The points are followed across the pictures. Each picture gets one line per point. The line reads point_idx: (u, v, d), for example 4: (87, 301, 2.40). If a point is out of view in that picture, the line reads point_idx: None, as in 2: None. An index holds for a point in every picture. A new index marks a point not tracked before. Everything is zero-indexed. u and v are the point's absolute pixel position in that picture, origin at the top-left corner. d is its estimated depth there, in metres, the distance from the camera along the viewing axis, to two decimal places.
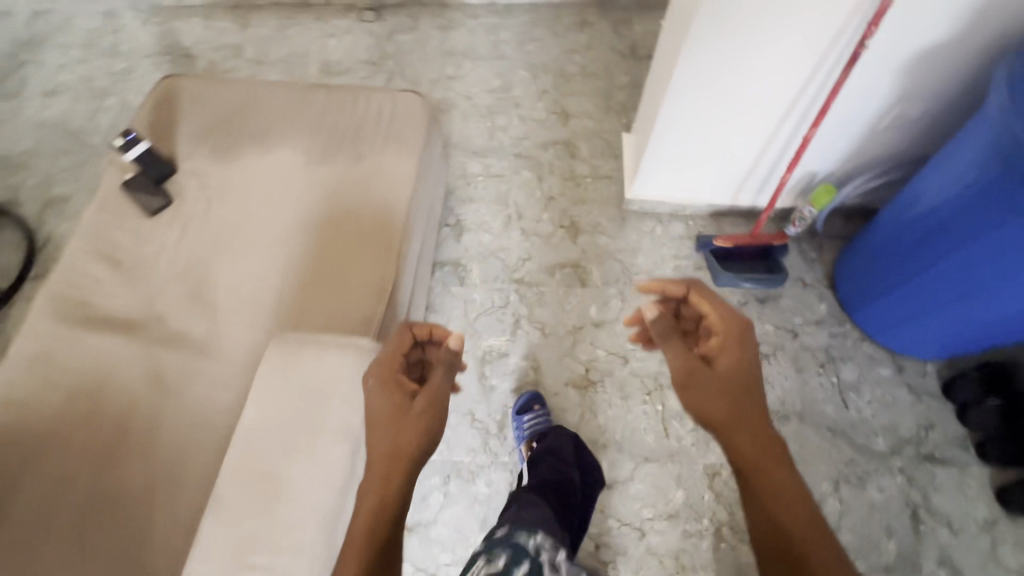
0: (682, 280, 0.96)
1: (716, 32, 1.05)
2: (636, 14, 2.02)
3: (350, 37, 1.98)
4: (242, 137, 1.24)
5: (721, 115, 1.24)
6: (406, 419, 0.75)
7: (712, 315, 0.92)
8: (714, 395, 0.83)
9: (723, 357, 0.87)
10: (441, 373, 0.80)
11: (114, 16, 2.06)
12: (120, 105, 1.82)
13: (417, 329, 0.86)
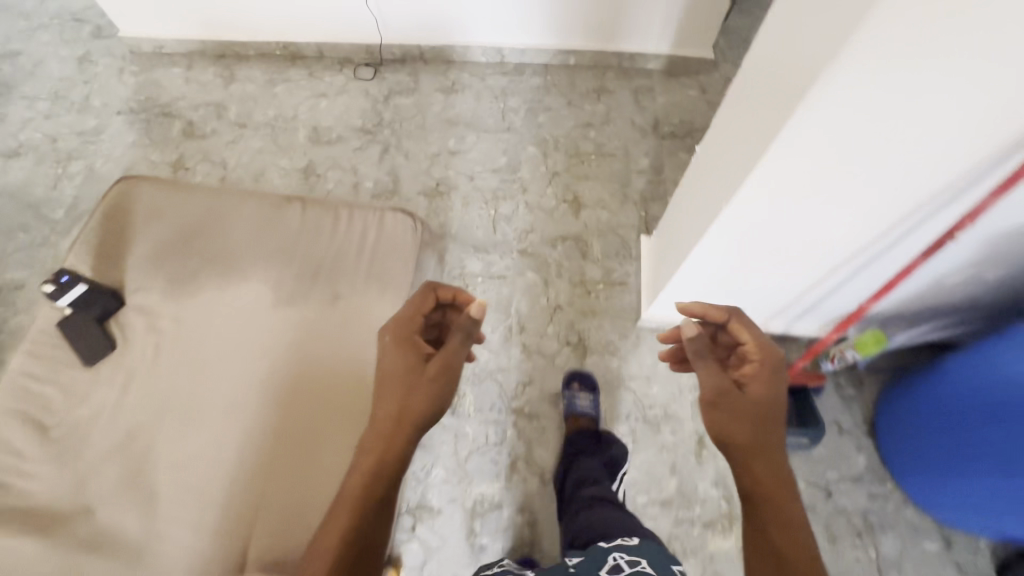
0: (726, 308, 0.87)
1: (773, 197, 0.87)
2: (660, 83, 1.83)
3: (344, 97, 1.80)
4: (202, 263, 1.07)
5: (758, 257, 1.06)
6: (417, 381, 0.78)
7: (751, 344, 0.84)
8: (741, 417, 0.77)
9: (758, 385, 0.80)
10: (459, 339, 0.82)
11: (87, 61, 1.88)
12: (87, 172, 1.65)
13: (441, 292, 0.87)
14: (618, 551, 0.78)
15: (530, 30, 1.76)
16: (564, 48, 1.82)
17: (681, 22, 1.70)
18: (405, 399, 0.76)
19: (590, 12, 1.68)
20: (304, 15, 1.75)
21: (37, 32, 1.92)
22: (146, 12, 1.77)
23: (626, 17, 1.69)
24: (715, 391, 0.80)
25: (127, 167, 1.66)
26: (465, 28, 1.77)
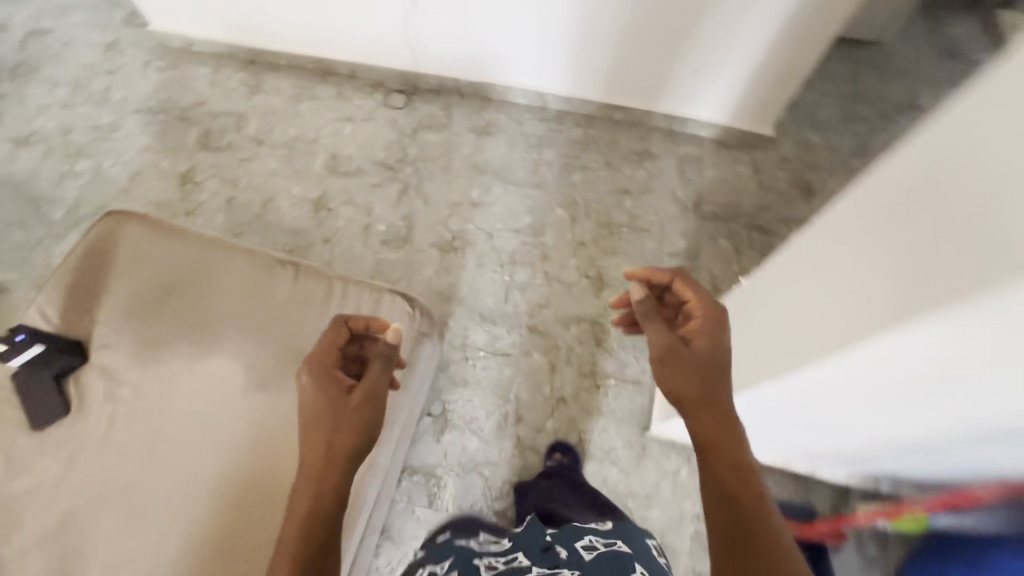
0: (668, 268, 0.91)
1: (828, 388, 0.75)
2: (709, 154, 1.68)
3: (370, 125, 1.69)
4: (177, 327, 0.98)
5: (772, 411, 0.94)
6: (346, 412, 0.79)
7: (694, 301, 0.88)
8: (689, 375, 0.80)
9: (702, 341, 0.83)
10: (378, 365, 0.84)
11: (114, 48, 1.81)
12: (94, 172, 1.58)
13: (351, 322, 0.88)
14: (592, 534, 0.95)
15: (578, 81, 1.62)
16: (613, 103, 1.67)
17: (744, 94, 1.55)
18: (331, 435, 0.77)
19: (646, 73, 1.54)
20: (339, 33, 1.64)
21: (70, 11, 1.85)
22: (178, 10, 1.68)
23: (685, 82, 1.54)
24: (662, 350, 0.83)
25: (135, 172, 1.58)
26: (510, 69, 1.64)
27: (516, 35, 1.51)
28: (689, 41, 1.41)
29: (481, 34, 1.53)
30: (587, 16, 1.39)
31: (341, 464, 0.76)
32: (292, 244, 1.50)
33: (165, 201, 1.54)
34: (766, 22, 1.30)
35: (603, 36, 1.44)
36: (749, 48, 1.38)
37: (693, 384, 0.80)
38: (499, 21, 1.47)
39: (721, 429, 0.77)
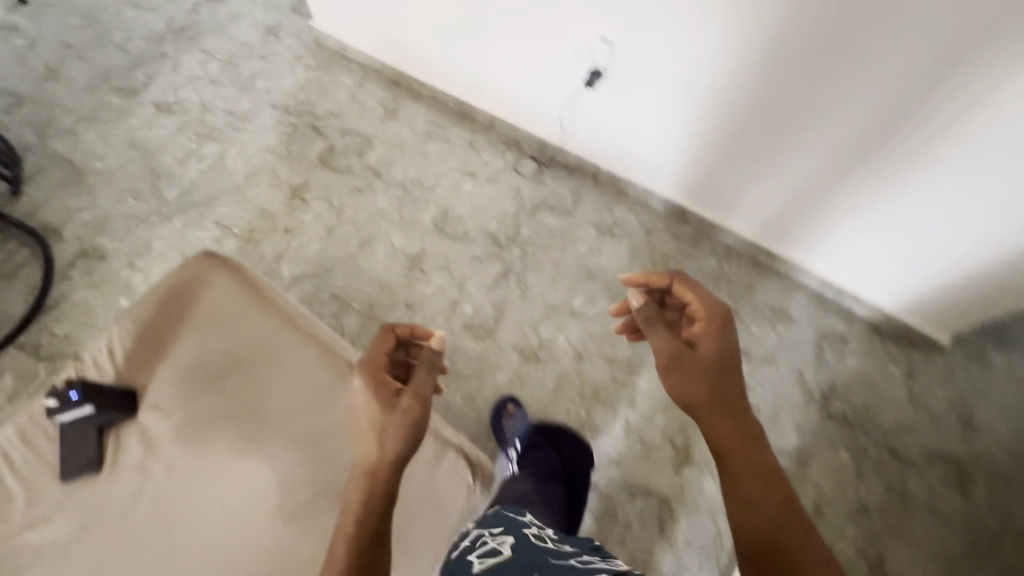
0: (667, 271, 0.89)
1: None
2: (862, 339, 1.40)
3: (491, 188, 1.56)
4: (227, 409, 0.90)
5: None
6: (393, 415, 0.78)
7: (695, 302, 0.87)
8: (697, 379, 0.80)
9: (708, 342, 0.83)
10: (425, 374, 0.83)
11: (273, 33, 1.80)
12: (216, 160, 1.57)
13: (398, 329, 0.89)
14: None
15: (724, 206, 1.42)
16: (756, 244, 1.45)
17: (915, 283, 1.28)
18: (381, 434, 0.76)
19: (805, 224, 1.31)
20: (489, 85, 1.53)
21: None
22: (345, 14, 1.64)
23: (845, 246, 1.30)
24: (668, 360, 0.82)
25: (252, 171, 1.55)
26: (653, 172, 1.46)
27: (672, 141, 1.33)
28: (873, 206, 1.18)
29: (638, 129, 1.36)
30: (764, 141, 1.20)
31: (388, 472, 0.75)
32: (375, 299, 1.41)
33: (270, 212, 1.50)
34: (958, 194, 1.06)
35: (771, 167, 1.24)
36: (931, 221, 1.13)
37: (704, 390, 0.80)
38: (660, 122, 1.30)
39: (734, 431, 0.76)
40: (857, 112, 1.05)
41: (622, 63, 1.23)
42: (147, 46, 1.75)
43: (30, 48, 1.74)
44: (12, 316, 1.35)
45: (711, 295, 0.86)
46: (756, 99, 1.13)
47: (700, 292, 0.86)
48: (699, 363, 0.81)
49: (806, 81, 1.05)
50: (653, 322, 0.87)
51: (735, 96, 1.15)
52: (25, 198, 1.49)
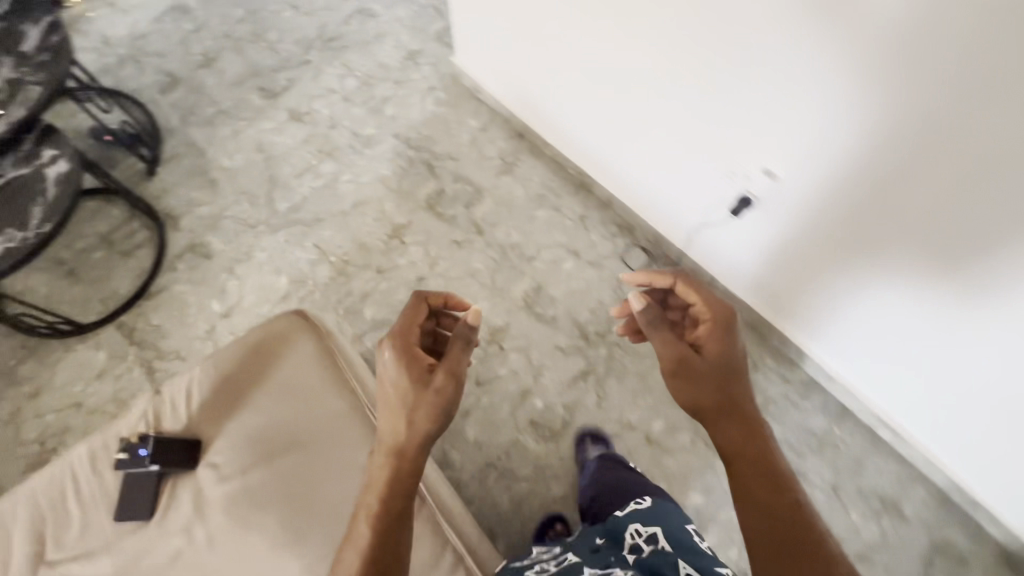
0: (669, 270, 0.87)
1: None
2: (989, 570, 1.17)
3: (592, 274, 1.46)
4: (275, 480, 0.88)
5: None
6: (422, 395, 0.77)
7: (698, 304, 0.85)
8: (700, 383, 0.77)
9: (713, 344, 0.80)
10: (460, 349, 0.81)
11: (411, 59, 1.79)
12: (330, 179, 1.58)
13: (431, 299, 0.87)
14: (635, 522, 0.86)
15: (828, 342, 1.23)
16: (876, 413, 1.25)
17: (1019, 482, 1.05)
18: (410, 416, 0.75)
19: (911, 378, 1.10)
20: (609, 158, 1.42)
21: (399, 5, 1.90)
22: (488, 59, 1.59)
23: (934, 412, 1.11)
24: (673, 363, 0.79)
25: (360, 200, 1.55)
26: (765, 290, 1.29)
27: (776, 250, 1.17)
28: (993, 376, 0.95)
29: (749, 235, 1.21)
30: (873, 267, 1.01)
31: (416, 452, 0.76)
32: None
33: (367, 246, 1.48)
34: None
35: (876, 299, 1.04)
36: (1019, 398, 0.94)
37: (709, 393, 0.77)
38: (762, 223, 1.15)
39: (738, 434, 0.74)
40: (977, 262, 0.85)
41: (728, 153, 1.09)
42: (295, 50, 1.81)
43: (195, 32, 1.84)
44: (118, 293, 1.42)
45: (714, 296, 0.83)
46: (822, 215, 1.02)
47: (701, 293, 0.83)
48: (704, 365, 0.78)
49: (929, 212, 0.86)
50: (657, 323, 0.83)
51: (843, 211, 0.98)
52: (156, 180, 1.57)
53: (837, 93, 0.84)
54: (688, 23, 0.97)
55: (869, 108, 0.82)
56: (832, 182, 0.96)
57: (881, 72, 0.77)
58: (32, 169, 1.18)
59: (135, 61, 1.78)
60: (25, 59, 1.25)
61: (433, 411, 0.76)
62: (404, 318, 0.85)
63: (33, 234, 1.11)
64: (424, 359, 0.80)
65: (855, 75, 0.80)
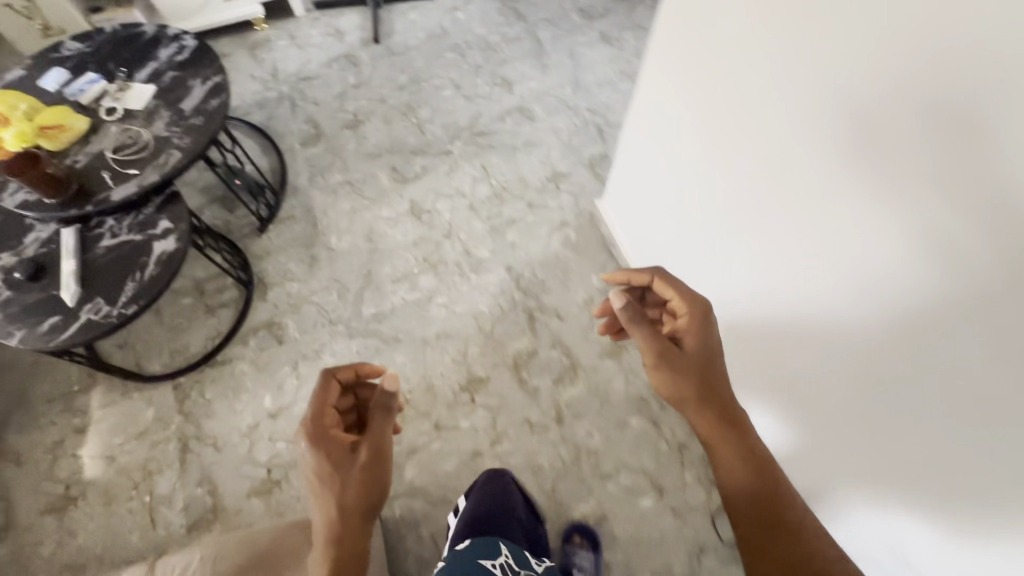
0: (648, 269, 0.96)
1: None
2: None
3: (669, 525, 1.21)
4: None
5: None
6: (349, 474, 0.78)
7: (676, 299, 0.93)
8: (683, 374, 0.85)
9: (691, 338, 0.89)
10: (380, 418, 0.83)
11: (553, 182, 1.63)
12: (425, 296, 1.46)
13: (342, 374, 0.88)
14: None
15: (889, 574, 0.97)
16: None
17: None
18: (338, 496, 0.76)
19: None
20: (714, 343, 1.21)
21: (560, 114, 1.75)
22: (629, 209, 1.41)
23: None
24: (659, 356, 0.86)
25: (445, 332, 1.41)
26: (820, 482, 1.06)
27: (840, 439, 0.94)
28: None
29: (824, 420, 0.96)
30: (938, 477, 0.74)
31: (351, 529, 0.76)
32: None
33: (436, 391, 1.34)
34: None
35: (953, 528, 0.75)
36: None
37: (692, 382, 0.85)
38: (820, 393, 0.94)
39: (721, 421, 0.84)
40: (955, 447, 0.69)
41: (777, 279, 0.92)
42: (441, 135, 1.72)
43: (355, 86, 1.81)
44: (188, 350, 1.40)
45: (689, 291, 0.92)
46: (828, 359, 0.89)
47: (678, 289, 0.92)
48: (683, 357, 0.86)
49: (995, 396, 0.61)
50: (637, 321, 0.87)
51: (872, 383, 0.80)
52: (264, 239, 1.54)
53: (850, 227, 0.72)
54: (712, 113, 0.95)
55: (851, 240, 0.73)
56: (875, 336, 0.76)
57: (885, 213, 0.66)
58: (143, 238, 1.15)
59: (291, 101, 1.78)
60: (180, 119, 1.25)
61: (364, 487, 0.78)
62: (316, 398, 0.84)
63: (116, 312, 1.08)
64: (344, 440, 0.81)
65: (878, 206, 0.67)
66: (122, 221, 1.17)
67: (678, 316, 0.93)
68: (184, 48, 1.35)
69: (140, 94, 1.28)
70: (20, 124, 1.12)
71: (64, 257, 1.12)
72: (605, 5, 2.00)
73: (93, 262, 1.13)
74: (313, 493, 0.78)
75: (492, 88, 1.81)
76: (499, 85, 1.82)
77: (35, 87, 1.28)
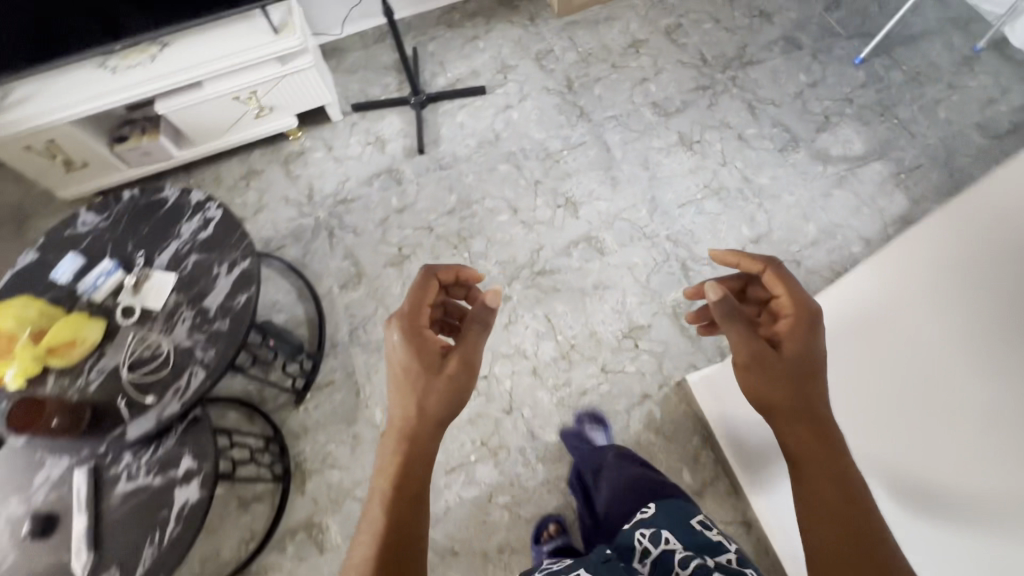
0: (761, 258, 0.81)
1: None
2: None
3: None
4: None
5: None
6: (434, 380, 0.75)
7: (783, 297, 0.79)
8: (779, 382, 0.72)
9: (791, 342, 0.75)
10: (476, 331, 0.79)
11: (629, 338, 1.39)
12: (485, 492, 1.25)
13: (442, 272, 0.86)
14: (642, 530, 0.77)
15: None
16: None
17: None
18: (419, 400, 0.74)
19: None
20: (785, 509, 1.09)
21: (636, 246, 1.50)
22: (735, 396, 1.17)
23: None
24: (750, 354, 0.74)
25: (509, 544, 1.20)
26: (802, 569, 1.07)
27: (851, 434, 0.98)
28: None
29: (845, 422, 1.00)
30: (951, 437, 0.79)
31: (427, 435, 0.73)
32: None
33: None
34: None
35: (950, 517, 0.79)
36: None
37: (780, 390, 0.72)
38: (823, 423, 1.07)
39: (811, 438, 0.70)
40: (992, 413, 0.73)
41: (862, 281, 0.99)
42: (497, 274, 1.49)
43: (399, 211, 1.61)
44: (222, 556, 1.24)
45: (802, 295, 0.76)
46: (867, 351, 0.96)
47: (790, 286, 0.77)
48: (779, 362, 0.73)
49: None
50: (730, 315, 0.77)
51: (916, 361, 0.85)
52: (301, 411, 1.37)
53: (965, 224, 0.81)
54: None
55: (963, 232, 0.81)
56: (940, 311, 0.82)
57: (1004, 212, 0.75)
58: (164, 480, 0.98)
59: (329, 231, 1.60)
60: (205, 320, 1.07)
61: (444, 398, 0.75)
62: (413, 295, 0.81)
63: None
64: (434, 343, 0.78)
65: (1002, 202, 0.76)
66: (141, 458, 1.00)
67: (779, 318, 0.79)
68: (209, 221, 1.17)
69: (159, 287, 1.10)
70: (23, 357, 0.99)
71: (74, 513, 0.96)
72: (683, 96, 1.72)
73: (109, 514, 0.97)
74: (394, 388, 0.76)
75: (554, 210, 1.57)
76: (562, 207, 1.57)
77: (48, 281, 1.13)
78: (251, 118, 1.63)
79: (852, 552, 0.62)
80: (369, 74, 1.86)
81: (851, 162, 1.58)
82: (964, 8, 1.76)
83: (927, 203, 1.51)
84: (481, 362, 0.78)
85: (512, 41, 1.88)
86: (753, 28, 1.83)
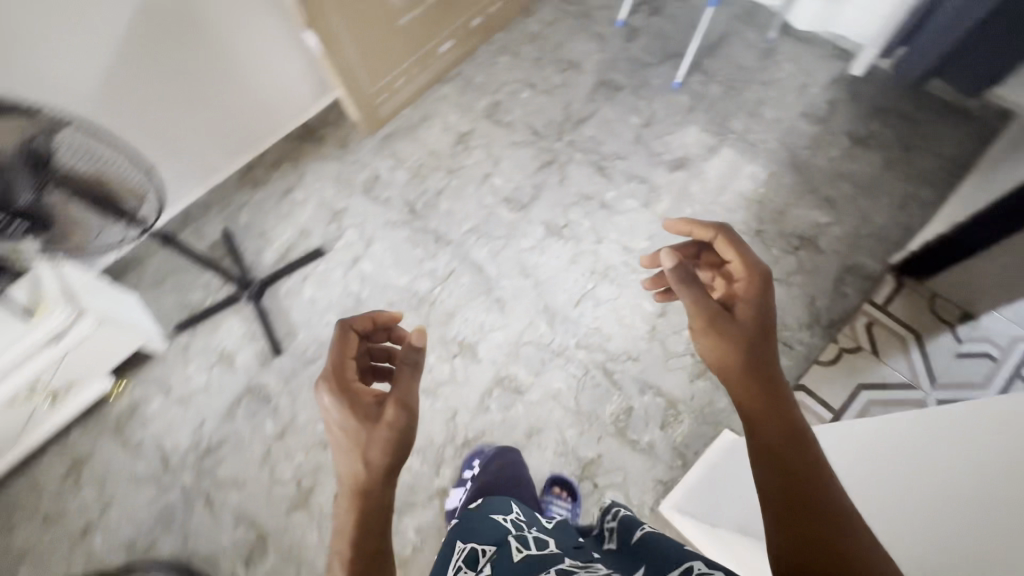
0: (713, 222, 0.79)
1: None
2: None
3: None
4: None
5: None
6: (374, 432, 0.65)
7: (734, 261, 0.77)
8: (733, 340, 0.69)
9: (743, 304, 0.72)
10: (408, 375, 0.70)
11: (585, 480, 1.25)
12: None
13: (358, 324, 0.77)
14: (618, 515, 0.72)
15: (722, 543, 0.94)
16: None
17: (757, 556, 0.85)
18: (361, 460, 0.64)
19: None
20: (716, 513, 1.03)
21: (550, 370, 1.36)
22: (728, 466, 1.11)
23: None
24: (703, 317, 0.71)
25: None
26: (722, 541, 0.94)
27: None
28: None
29: None
30: None
31: (381, 488, 0.64)
32: None
33: None
34: None
35: None
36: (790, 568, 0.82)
37: (733, 350, 0.68)
38: None
39: (762, 392, 0.65)
40: None
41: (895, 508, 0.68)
42: (419, 467, 1.28)
43: (280, 436, 1.35)
44: None
45: (751, 257, 0.74)
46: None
47: (740, 248, 0.75)
48: (730, 323, 0.70)
49: None
50: (688, 278, 0.74)
51: None
52: None
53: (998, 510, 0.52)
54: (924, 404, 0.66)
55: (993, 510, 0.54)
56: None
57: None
58: None
59: (204, 497, 1.30)
60: None
61: (390, 445, 0.65)
62: (335, 351, 0.72)
63: None
64: (367, 395, 0.69)
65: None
66: None
67: (734, 281, 0.77)
68: None
69: None
70: None
71: None
72: (531, 180, 1.61)
73: None
74: (339, 449, 0.66)
75: (451, 363, 1.39)
76: (458, 355, 1.40)
77: None
78: (45, 410, 1.28)
79: (792, 488, 0.58)
80: (181, 277, 1.56)
81: (711, 194, 1.56)
82: (747, 3, 1.81)
83: (794, 208, 1.52)
84: (419, 403, 0.69)
85: (331, 180, 1.66)
86: (570, 82, 1.76)
